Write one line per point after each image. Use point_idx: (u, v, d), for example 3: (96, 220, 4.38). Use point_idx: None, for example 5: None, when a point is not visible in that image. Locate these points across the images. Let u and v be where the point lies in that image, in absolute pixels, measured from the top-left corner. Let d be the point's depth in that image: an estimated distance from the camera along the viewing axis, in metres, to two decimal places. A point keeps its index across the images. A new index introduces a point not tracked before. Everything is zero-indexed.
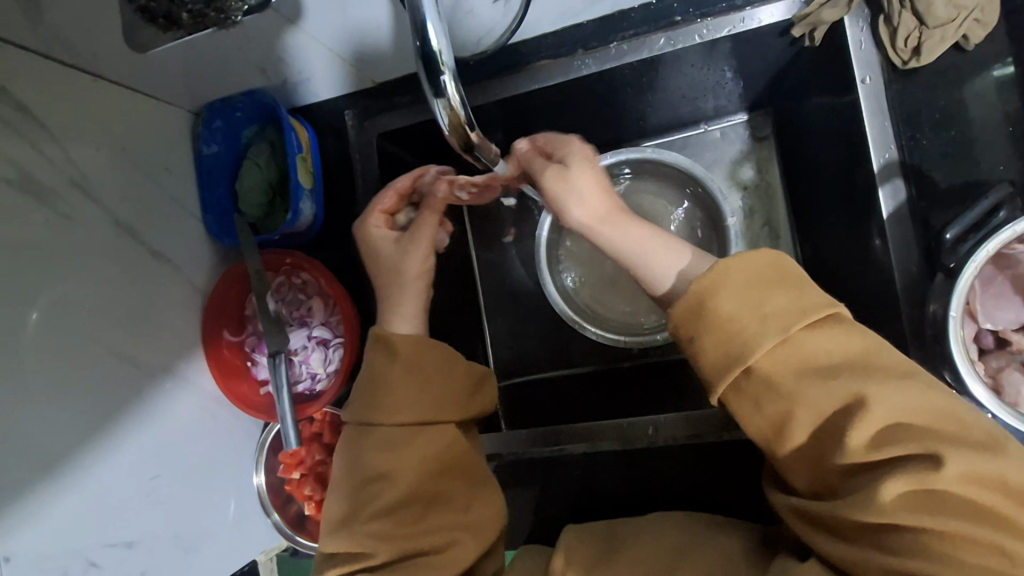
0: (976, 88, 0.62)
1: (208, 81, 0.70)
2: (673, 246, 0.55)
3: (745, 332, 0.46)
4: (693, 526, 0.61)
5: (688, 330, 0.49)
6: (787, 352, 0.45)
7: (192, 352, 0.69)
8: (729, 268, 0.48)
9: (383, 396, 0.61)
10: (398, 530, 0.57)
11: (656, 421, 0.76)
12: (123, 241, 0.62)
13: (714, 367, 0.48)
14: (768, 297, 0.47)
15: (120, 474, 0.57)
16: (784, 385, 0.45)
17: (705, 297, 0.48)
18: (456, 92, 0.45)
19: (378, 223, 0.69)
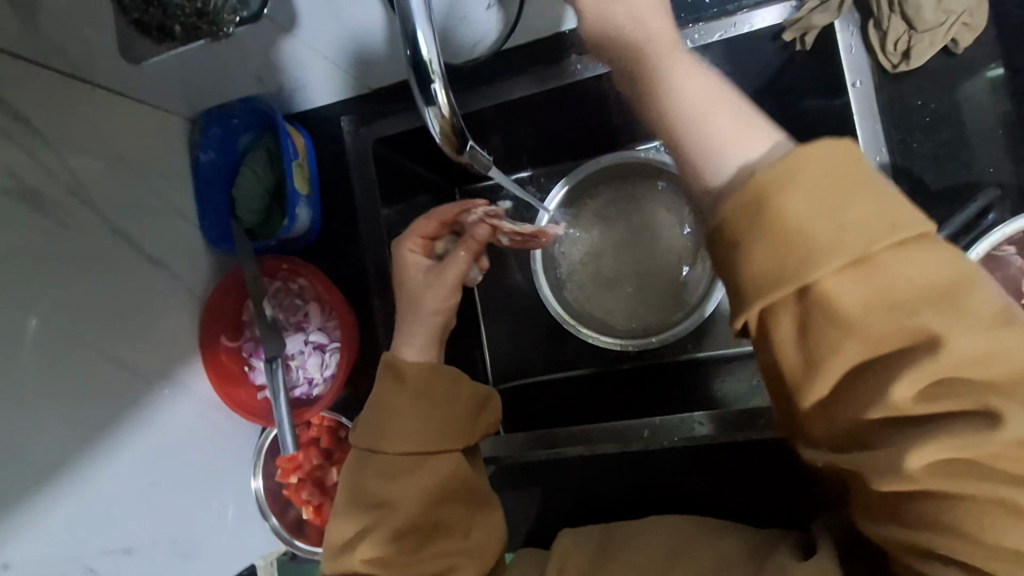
0: (966, 92, 0.63)
1: (204, 88, 0.70)
2: (748, 128, 0.39)
3: (814, 239, 0.33)
4: (689, 531, 0.61)
5: (737, 237, 0.36)
6: (857, 275, 0.33)
7: (191, 358, 0.70)
8: (807, 159, 0.35)
9: (389, 424, 0.61)
10: (399, 556, 0.58)
11: (653, 424, 0.70)
12: (120, 248, 0.62)
13: (751, 286, 0.36)
14: (841, 200, 0.34)
15: (118, 480, 0.58)
16: (837, 315, 0.33)
17: (765, 194, 0.35)
18: (447, 100, 0.45)
19: (414, 247, 0.69)
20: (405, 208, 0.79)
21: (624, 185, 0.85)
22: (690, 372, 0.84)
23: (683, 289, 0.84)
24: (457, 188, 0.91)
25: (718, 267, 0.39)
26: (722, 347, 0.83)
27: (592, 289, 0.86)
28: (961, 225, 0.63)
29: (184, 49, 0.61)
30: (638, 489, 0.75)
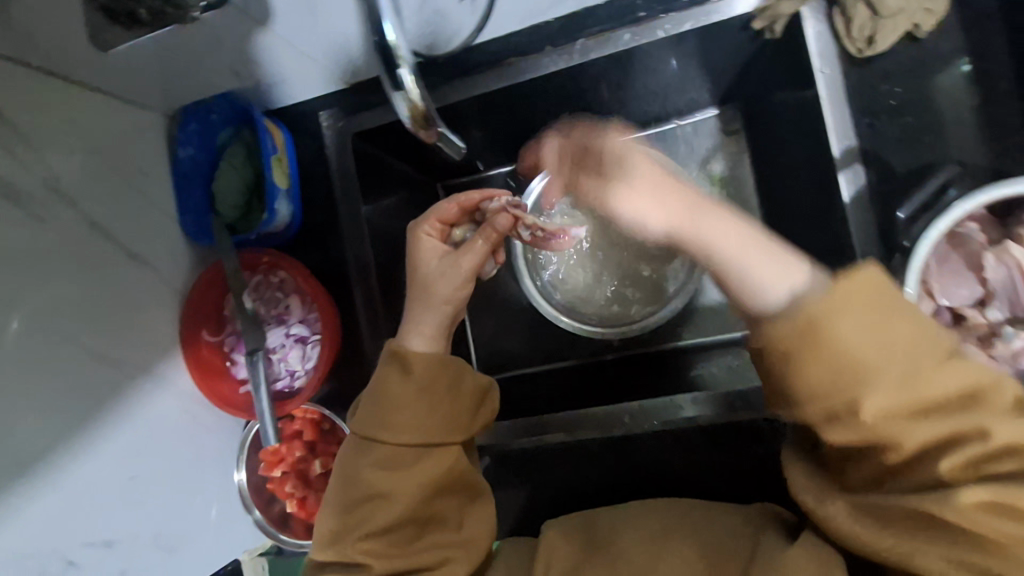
0: (933, 77, 0.64)
1: (182, 83, 0.70)
2: (779, 267, 0.46)
3: (867, 360, 0.42)
4: (672, 514, 0.63)
5: (789, 351, 0.43)
6: (906, 388, 0.41)
7: (171, 353, 0.70)
8: (845, 289, 0.42)
9: (392, 416, 0.60)
10: (390, 548, 0.59)
11: (629, 408, 0.71)
12: (97, 243, 0.62)
13: (812, 392, 0.43)
14: (888, 325, 0.42)
15: (98, 473, 0.58)
16: (891, 421, 0.42)
17: (819, 318, 0.42)
18: (415, 87, 0.46)
19: (431, 232, 0.67)
20: (384, 202, 0.79)
21: None
22: (672, 360, 0.86)
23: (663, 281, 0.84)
24: (438, 183, 0.91)
25: (763, 371, 0.46)
26: (702, 335, 0.85)
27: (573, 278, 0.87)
28: (924, 203, 0.64)
29: (153, 35, 0.60)
30: (625, 478, 0.75)
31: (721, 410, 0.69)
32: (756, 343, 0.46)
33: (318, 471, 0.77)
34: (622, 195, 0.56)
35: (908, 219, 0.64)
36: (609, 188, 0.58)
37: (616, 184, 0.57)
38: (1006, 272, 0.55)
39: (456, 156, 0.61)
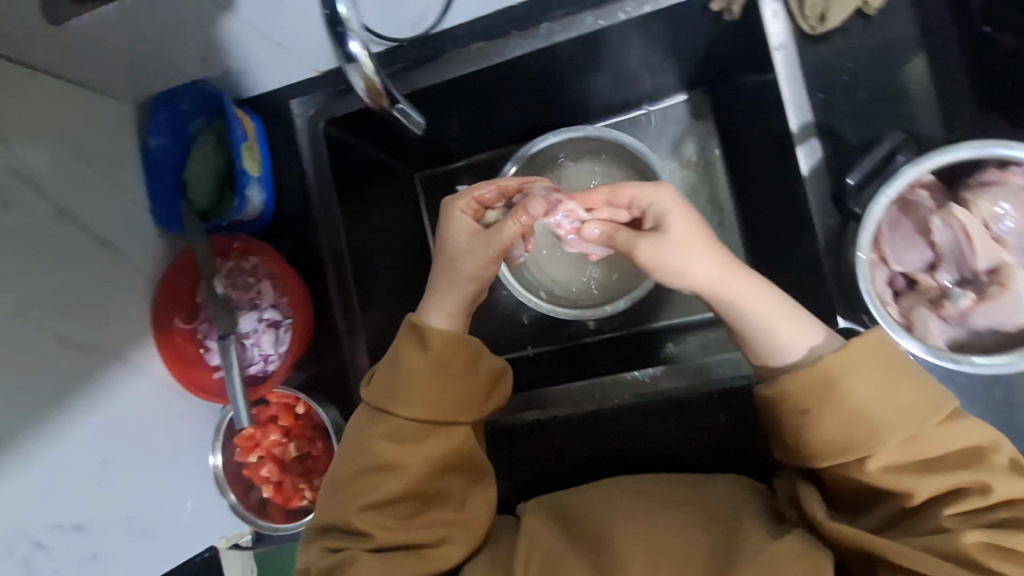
0: (884, 51, 0.66)
1: (150, 70, 0.71)
2: (798, 331, 0.55)
3: (875, 416, 0.51)
4: (660, 494, 0.64)
5: (806, 404, 0.52)
6: (909, 447, 0.50)
7: (144, 340, 0.70)
8: (857, 347, 0.52)
9: (407, 388, 0.62)
10: (390, 520, 0.60)
11: (602, 384, 0.75)
12: (64, 228, 0.62)
13: (826, 441, 0.52)
14: (897, 388, 0.51)
15: (67, 455, 0.57)
16: (897, 472, 0.50)
17: (834, 379, 0.52)
18: (367, 59, 0.49)
19: (466, 208, 0.67)
20: (358, 188, 0.81)
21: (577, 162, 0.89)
22: (647, 341, 0.87)
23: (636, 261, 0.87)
24: (415, 173, 0.94)
25: (783, 425, 0.55)
26: (676, 316, 0.87)
27: (546, 262, 0.90)
28: (871, 171, 0.63)
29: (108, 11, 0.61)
30: (616, 456, 0.76)
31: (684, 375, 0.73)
32: (781, 393, 0.53)
33: (293, 454, 0.80)
34: (654, 248, 0.57)
35: (858, 185, 0.62)
36: (643, 247, 0.57)
37: (651, 240, 0.57)
38: (952, 237, 0.57)
39: (417, 130, 0.64)
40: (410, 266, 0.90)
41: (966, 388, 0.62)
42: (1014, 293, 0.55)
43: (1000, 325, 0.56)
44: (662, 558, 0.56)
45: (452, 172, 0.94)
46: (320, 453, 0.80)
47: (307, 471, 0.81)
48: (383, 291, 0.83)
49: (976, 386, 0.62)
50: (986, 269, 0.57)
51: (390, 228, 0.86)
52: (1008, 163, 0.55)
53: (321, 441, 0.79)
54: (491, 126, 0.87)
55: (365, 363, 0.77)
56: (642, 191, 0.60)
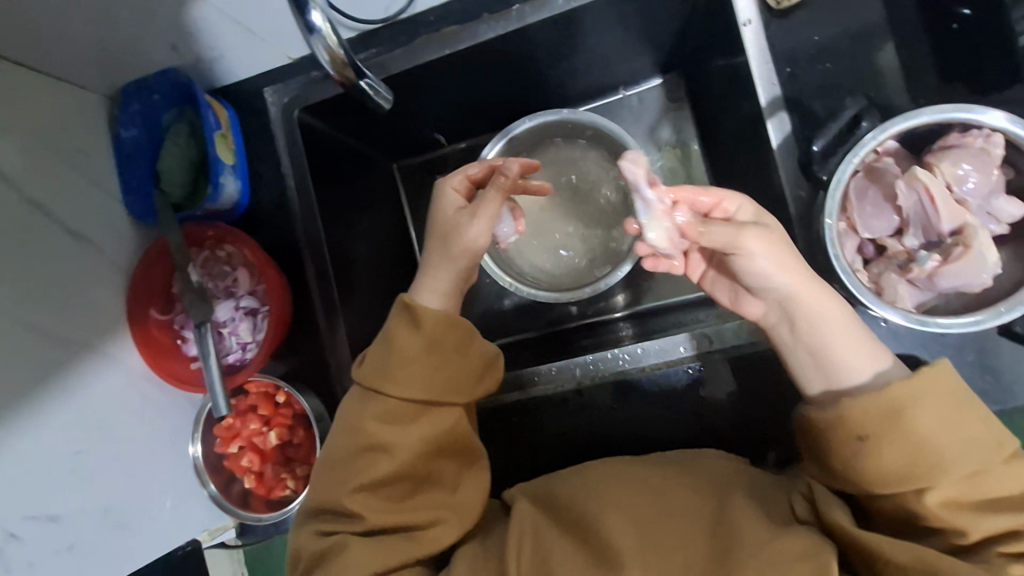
0: (848, 26, 0.67)
1: (120, 59, 0.70)
2: (866, 353, 0.55)
3: (941, 450, 0.50)
4: (658, 474, 0.63)
5: (866, 430, 0.52)
6: (969, 483, 0.50)
7: (119, 332, 0.69)
8: (927, 379, 0.52)
9: (399, 368, 0.61)
10: (383, 503, 0.59)
11: (584, 361, 0.75)
12: (38, 219, 0.60)
13: (886, 469, 0.51)
14: (963, 424, 0.51)
15: (41, 445, 0.56)
16: (954, 509, 0.50)
17: (903, 408, 0.51)
18: (331, 33, 0.52)
19: (457, 186, 0.68)
20: (335, 177, 0.81)
21: (556, 148, 0.90)
22: (631, 323, 0.88)
23: (613, 241, 0.90)
24: (394, 164, 0.94)
25: (834, 449, 0.54)
26: (658, 299, 0.87)
27: (526, 248, 0.90)
28: (837, 136, 0.64)
29: None
30: (609, 438, 0.76)
31: (670, 354, 0.72)
32: (851, 413, 0.52)
33: (274, 442, 0.80)
34: (754, 241, 0.54)
35: (823, 152, 0.63)
36: (740, 239, 0.54)
37: (753, 230, 0.54)
38: (916, 200, 0.59)
39: (387, 107, 0.67)
40: (391, 255, 0.90)
41: (940, 353, 0.63)
42: (977, 253, 0.55)
43: (965, 288, 0.57)
44: (668, 549, 0.54)
45: (430, 161, 0.95)
46: (301, 441, 0.80)
47: (288, 459, 0.82)
48: (363, 280, 0.82)
49: (950, 351, 0.63)
50: (950, 231, 0.58)
51: (369, 216, 0.86)
52: (969, 128, 0.57)
53: (302, 429, 0.79)
54: (467, 113, 0.87)
55: (345, 351, 0.76)
56: (729, 197, 0.60)
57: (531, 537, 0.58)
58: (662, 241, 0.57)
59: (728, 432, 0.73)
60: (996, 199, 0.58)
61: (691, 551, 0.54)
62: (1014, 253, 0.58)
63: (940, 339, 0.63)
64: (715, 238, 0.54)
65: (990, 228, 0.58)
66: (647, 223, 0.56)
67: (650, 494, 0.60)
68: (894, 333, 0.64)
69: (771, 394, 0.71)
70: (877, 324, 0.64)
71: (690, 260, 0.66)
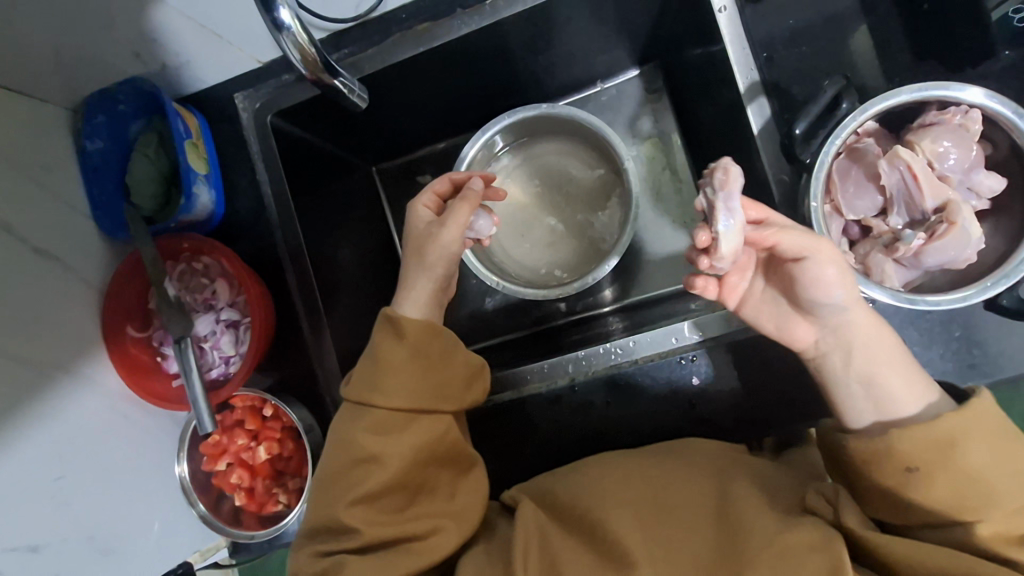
0: (820, 9, 0.67)
1: (79, 67, 0.68)
2: (914, 382, 0.56)
3: (990, 484, 0.51)
4: (660, 467, 0.62)
5: (916, 461, 0.52)
6: (1016, 517, 0.50)
7: (94, 352, 0.66)
8: (977, 412, 0.52)
9: (386, 377, 0.60)
10: (377, 516, 0.57)
11: (578, 358, 0.75)
12: (6, 241, 0.57)
13: (936, 501, 0.52)
14: (1012, 458, 0.52)
15: (18, 476, 0.53)
16: (1004, 541, 0.50)
17: (954, 442, 0.52)
18: (301, 32, 0.52)
19: (427, 202, 0.68)
20: (313, 184, 0.79)
21: (536, 144, 0.90)
22: (620, 317, 0.87)
23: (597, 233, 0.89)
24: (373, 168, 0.93)
25: (878, 476, 0.54)
26: (648, 291, 0.87)
27: (512, 246, 0.90)
28: (817, 118, 0.60)
29: None
30: (600, 436, 0.75)
31: (662, 344, 0.72)
32: (898, 447, 0.53)
33: (263, 457, 0.77)
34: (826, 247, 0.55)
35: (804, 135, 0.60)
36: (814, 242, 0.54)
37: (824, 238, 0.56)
38: (898, 177, 0.59)
39: (365, 104, 0.67)
40: (376, 259, 0.88)
41: (926, 330, 0.64)
42: (962, 228, 0.56)
43: (950, 262, 0.57)
44: (680, 551, 0.54)
45: (410, 163, 0.93)
46: (291, 454, 0.78)
47: (278, 474, 0.79)
48: (348, 287, 0.80)
49: (936, 329, 0.64)
50: (933, 208, 0.59)
51: (350, 221, 0.85)
52: (947, 104, 0.57)
53: (292, 441, 0.77)
54: (445, 112, 0.86)
55: (334, 361, 0.74)
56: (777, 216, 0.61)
57: (538, 541, 0.57)
58: (730, 251, 0.55)
59: (725, 422, 0.72)
60: (976, 173, 0.58)
61: (698, 544, 0.54)
62: (995, 227, 0.59)
63: (925, 317, 0.64)
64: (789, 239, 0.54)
65: (971, 202, 0.59)
66: (724, 232, 0.54)
67: (654, 486, 0.60)
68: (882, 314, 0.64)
69: (768, 380, 0.70)
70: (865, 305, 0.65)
71: (725, 285, 0.61)
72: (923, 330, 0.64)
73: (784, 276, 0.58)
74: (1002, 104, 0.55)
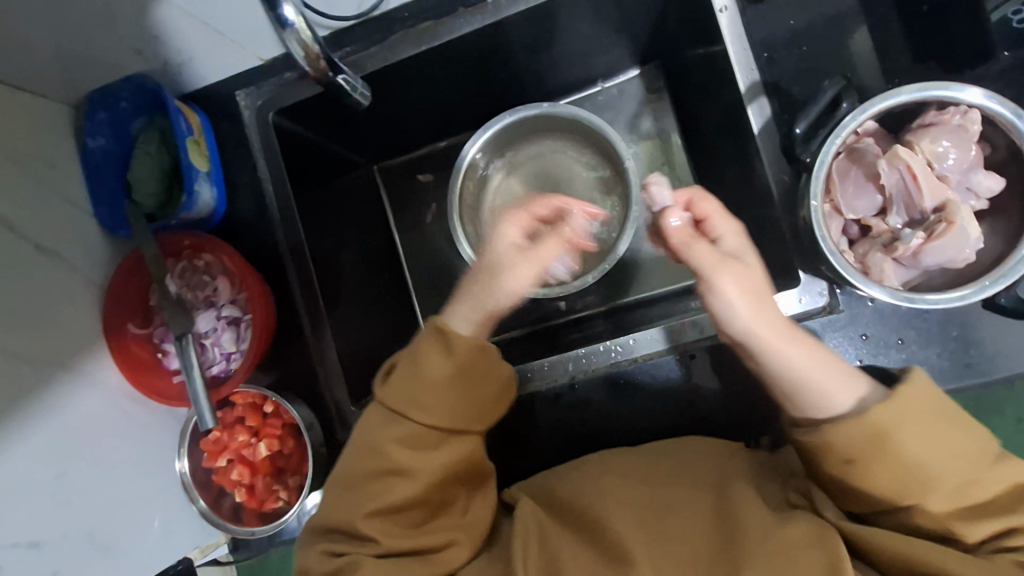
0: (821, 10, 0.68)
1: (82, 65, 0.68)
2: (842, 382, 0.53)
3: (924, 468, 0.51)
4: (660, 470, 0.62)
5: (850, 455, 0.51)
6: (959, 493, 0.51)
7: (95, 349, 0.67)
8: (901, 403, 0.51)
9: (424, 393, 0.58)
10: (395, 527, 0.57)
11: (579, 355, 0.74)
12: (7, 238, 0.57)
13: (877, 489, 0.52)
14: (942, 436, 0.52)
15: (18, 473, 0.54)
16: (948, 515, 0.51)
17: (885, 433, 0.51)
18: (305, 30, 0.52)
19: (519, 220, 0.62)
20: (313, 181, 0.79)
21: (537, 145, 0.90)
22: (620, 315, 0.87)
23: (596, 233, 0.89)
24: (374, 166, 0.93)
25: (828, 471, 0.53)
26: (647, 289, 0.87)
27: None
28: (817, 119, 0.61)
29: None
30: (599, 434, 0.75)
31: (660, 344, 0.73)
32: (827, 446, 0.52)
33: (264, 453, 0.77)
34: (728, 269, 0.53)
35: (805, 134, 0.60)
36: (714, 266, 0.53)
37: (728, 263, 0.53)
38: (898, 178, 0.59)
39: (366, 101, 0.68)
40: (378, 257, 0.88)
41: (924, 329, 0.64)
42: (960, 228, 0.56)
43: (948, 261, 0.58)
44: (678, 551, 0.54)
45: (410, 162, 0.94)
46: (292, 451, 0.78)
47: (279, 471, 0.78)
48: (348, 285, 0.81)
49: (934, 328, 0.64)
50: (932, 208, 0.59)
51: (351, 220, 0.85)
52: (946, 105, 0.58)
53: (292, 438, 0.77)
54: (446, 110, 0.86)
55: (334, 357, 0.74)
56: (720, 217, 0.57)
57: (538, 540, 0.57)
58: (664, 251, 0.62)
59: (722, 419, 0.72)
60: (975, 174, 0.59)
61: (695, 542, 0.54)
62: (993, 226, 0.59)
63: (924, 316, 0.64)
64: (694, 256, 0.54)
65: (969, 203, 0.59)
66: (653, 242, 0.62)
67: (649, 495, 0.59)
68: (879, 314, 0.65)
69: None
70: (864, 304, 0.65)
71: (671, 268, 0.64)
72: (922, 329, 0.64)
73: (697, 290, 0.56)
74: (1001, 105, 0.55)
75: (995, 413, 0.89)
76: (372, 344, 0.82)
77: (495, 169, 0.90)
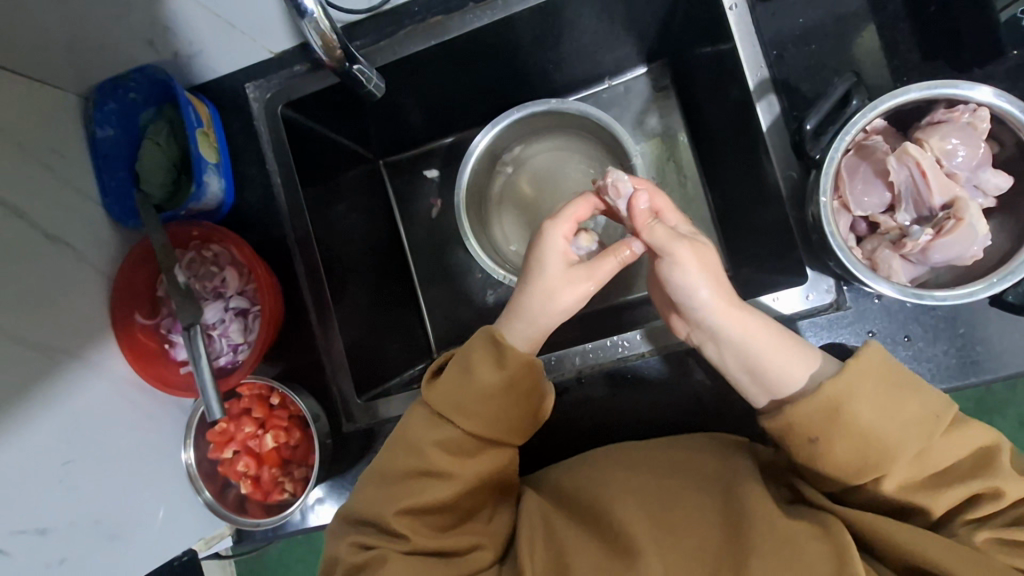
0: (830, 9, 0.68)
1: (93, 54, 0.68)
2: (797, 358, 0.56)
3: (882, 441, 0.51)
4: (674, 466, 0.61)
5: (812, 433, 0.52)
6: (919, 462, 0.52)
7: (102, 338, 0.67)
8: (858, 385, 0.52)
9: (469, 401, 0.58)
10: (426, 525, 0.57)
11: (583, 351, 0.75)
12: (17, 224, 0.57)
13: (843, 468, 0.52)
14: (896, 405, 0.52)
15: (26, 459, 0.53)
16: (911, 486, 0.52)
17: (840, 406, 0.52)
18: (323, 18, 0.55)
19: (568, 233, 0.61)
20: (322, 174, 0.79)
21: (544, 143, 0.91)
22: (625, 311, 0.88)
23: None
24: (380, 161, 0.93)
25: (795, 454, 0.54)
26: None
27: (516, 241, 0.91)
28: (828, 113, 0.61)
29: None
30: (601, 429, 0.75)
31: (668, 338, 0.73)
32: (786, 426, 0.54)
33: (269, 445, 0.77)
34: (689, 250, 0.57)
35: (814, 130, 0.61)
36: (676, 245, 0.56)
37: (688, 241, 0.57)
38: (907, 174, 0.60)
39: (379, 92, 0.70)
40: (384, 251, 0.88)
41: (931, 326, 0.64)
42: (969, 225, 0.56)
43: (957, 259, 0.58)
44: (689, 546, 0.54)
45: (418, 156, 0.94)
46: (298, 443, 0.77)
47: (284, 463, 0.78)
48: (355, 277, 0.81)
49: (940, 326, 0.64)
50: (942, 205, 0.60)
51: (359, 213, 0.85)
52: (955, 103, 0.58)
53: (299, 430, 0.77)
54: (454, 104, 0.86)
55: (341, 349, 0.74)
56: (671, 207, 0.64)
57: (544, 531, 0.58)
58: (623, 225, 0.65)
59: (728, 415, 0.72)
60: (984, 171, 0.59)
61: (705, 534, 0.54)
62: (1000, 224, 0.60)
63: (930, 313, 0.64)
64: (655, 235, 0.58)
65: (977, 200, 0.60)
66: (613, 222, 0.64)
67: (664, 492, 0.58)
68: (886, 310, 0.65)
69: None
70: (871, 300, 0.65)
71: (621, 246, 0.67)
72: (927, 326, 0.64)
73: (655, 268, 0.60)
74: (1009, 103, 0.56)
75: (996, 412, 0.90)
76: (379, 337, 0.82)
77: (502, 167, 0.91)
